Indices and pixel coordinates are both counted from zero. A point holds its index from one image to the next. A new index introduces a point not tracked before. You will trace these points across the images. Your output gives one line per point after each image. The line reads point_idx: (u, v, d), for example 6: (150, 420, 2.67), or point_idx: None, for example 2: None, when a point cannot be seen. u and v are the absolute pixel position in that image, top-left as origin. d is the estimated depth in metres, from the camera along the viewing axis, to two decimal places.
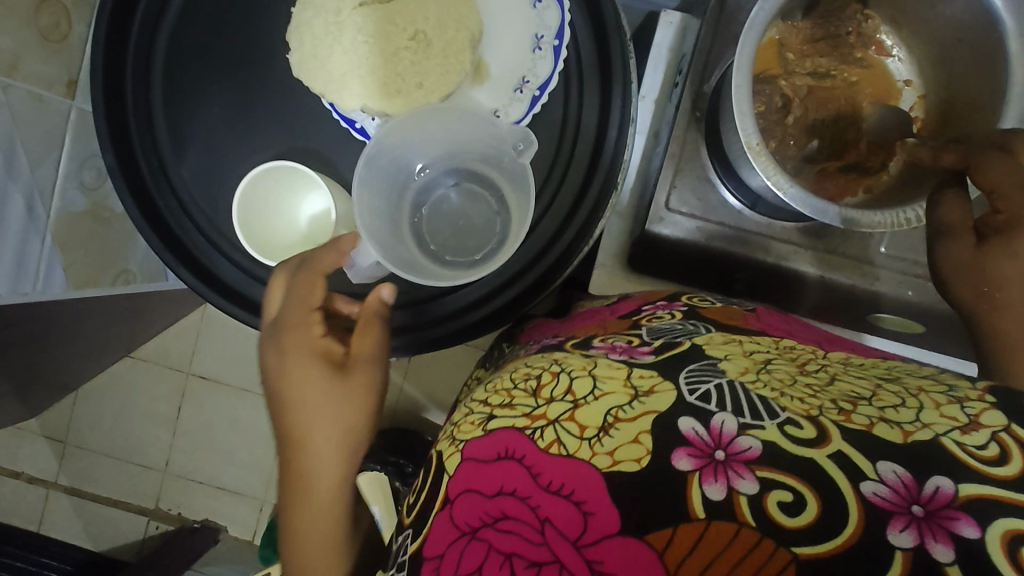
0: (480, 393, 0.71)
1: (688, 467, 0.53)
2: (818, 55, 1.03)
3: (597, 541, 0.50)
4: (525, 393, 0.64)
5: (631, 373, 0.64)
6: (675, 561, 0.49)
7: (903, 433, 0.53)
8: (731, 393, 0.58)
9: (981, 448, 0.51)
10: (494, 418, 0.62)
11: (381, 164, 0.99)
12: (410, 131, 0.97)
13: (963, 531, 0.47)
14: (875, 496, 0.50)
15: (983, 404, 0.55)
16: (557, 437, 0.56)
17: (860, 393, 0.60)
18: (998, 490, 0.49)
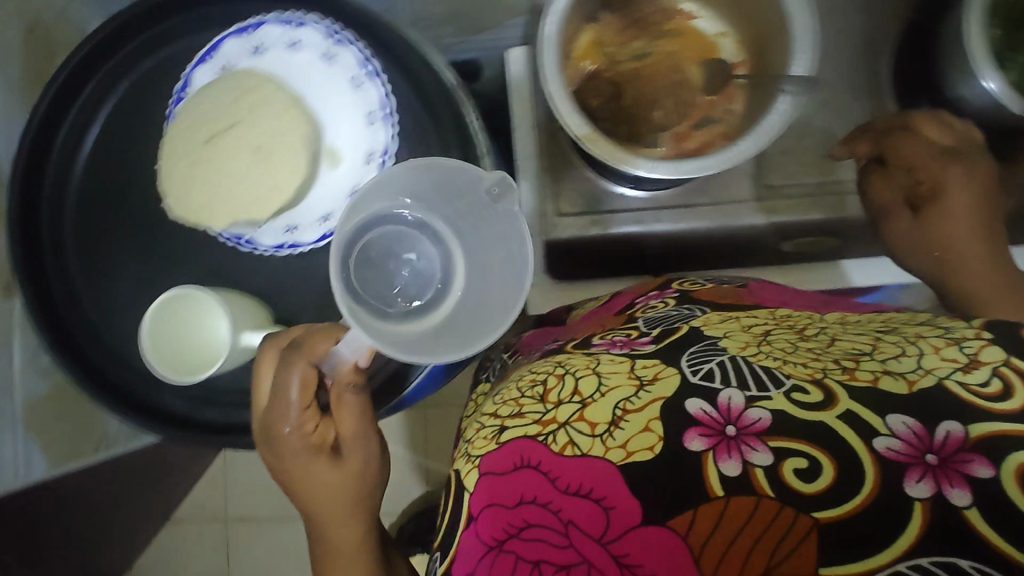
0: (490, 407, 0.70)
1: (700, 447, 0.52)
2: (633, 40, 0.99)
3: (621, 534, 0.50)
4: (533, 400, 0.62)
5: (635, 365, 0.63)
6: (700, 542, 0.49)
7: (908, 383, 0.53)
8: (735, 368, 0.57)
9: (986, 385, 0.51)
10: (504, 430, 0.61)
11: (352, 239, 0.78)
12: (378, 191, 0.77)
13: (977, 472, 0.47)
14: (887, 450, 0.49)
15: (981, 341, 0.55)
16: (571, 438, 0.56)
17: (862, 349, 0.59)
18: (1006, 424, 0.49)
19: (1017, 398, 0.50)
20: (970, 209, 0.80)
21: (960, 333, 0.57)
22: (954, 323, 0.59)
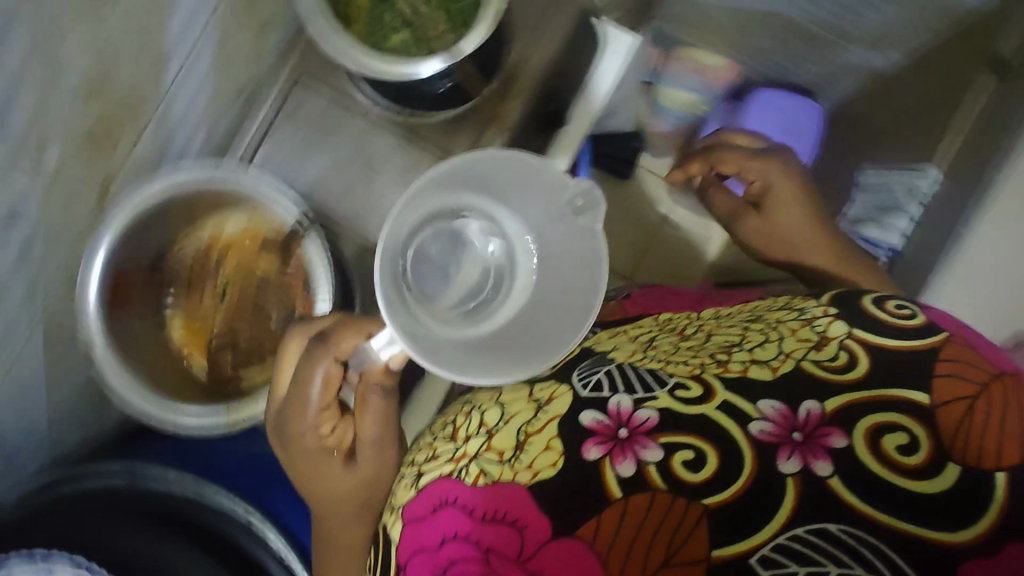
0: (409, 455, 0.73)
1: (597, 455, 0.57)
2: (203, 288, 0.90)
3: (538, 551, 0.54)
4: (444, 440, 0.66)
5: (534, 388, 0.67)
6: (608, 545, 0.53)
7: (772, 368, 0.60)
8: (623, 375, 0.64)
9: (834, 360, 0.59)
10: (422, 474, 0.64)
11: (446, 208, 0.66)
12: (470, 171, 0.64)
13: (834, 443, 0.54)
14: (761, 434, 0.56)
15: (829, 318, 0.63)
16: (480, 470, 0.60)
17: (733, 341, 0.66)
18: (856, 394, 0.56)
19: (859, 367, 0.58)
20: (800, 199, 0.94)
21: (812, 312, 0.65)
22: (806, 303, 0.67)
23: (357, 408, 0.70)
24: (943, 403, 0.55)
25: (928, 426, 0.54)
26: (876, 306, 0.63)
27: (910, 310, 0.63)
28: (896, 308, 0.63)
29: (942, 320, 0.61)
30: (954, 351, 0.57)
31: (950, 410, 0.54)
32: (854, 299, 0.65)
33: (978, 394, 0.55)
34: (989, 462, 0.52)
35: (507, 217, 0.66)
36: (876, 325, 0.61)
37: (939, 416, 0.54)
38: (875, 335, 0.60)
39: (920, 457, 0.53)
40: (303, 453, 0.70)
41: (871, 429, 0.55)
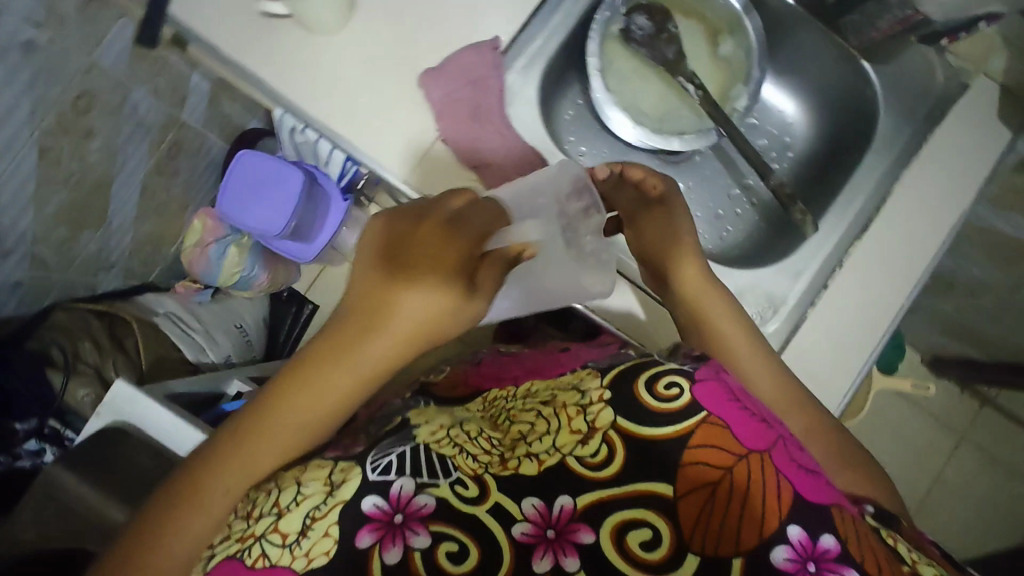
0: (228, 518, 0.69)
1: (371, 543, 0.54)
2: None
3: None
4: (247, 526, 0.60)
5: (336, 467, 0.60)
6: None
7: (536, 462, 0.59)
8: (414, 457, 0.60)
9: (592, 455, 0.59)
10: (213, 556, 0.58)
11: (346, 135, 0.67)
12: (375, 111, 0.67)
13: (585, 540, 0.54)
14: (521, 534, 0.55)
15: (600, 405, 0.63)
16: (264, 551, 0.56)
17: (523, 432, 0.64)
18: (606, 491, 0.56)
19: (614, 464, 0.58)
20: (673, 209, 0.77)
21: (590, 395, 0.64)
22: (590, 381, 0.67)
23: (426, 228, 0.55)
24: (683, 494, 0.56)
25: (671, 518, 0.54)
26: (648, 387, 0.63)
27: (678, 388, 0.63)
28: (665, 391, 0.63)
29: (706, 398, 0.62)
30: (704, 436, 0.58)
31: (692, 500, 0.55)
32: (631, 377, 0.65)
33: (724, 480, 0.56)
34: (729, 549, 0.53)
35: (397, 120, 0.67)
36: (655, 416, 0.61)
37: (677, 512, 0.55)
38: (635, 421, 0.61)
39: (663, 552, 0.53)
40: (422, 300, 0.55)
41: (618, 526, 0.55)
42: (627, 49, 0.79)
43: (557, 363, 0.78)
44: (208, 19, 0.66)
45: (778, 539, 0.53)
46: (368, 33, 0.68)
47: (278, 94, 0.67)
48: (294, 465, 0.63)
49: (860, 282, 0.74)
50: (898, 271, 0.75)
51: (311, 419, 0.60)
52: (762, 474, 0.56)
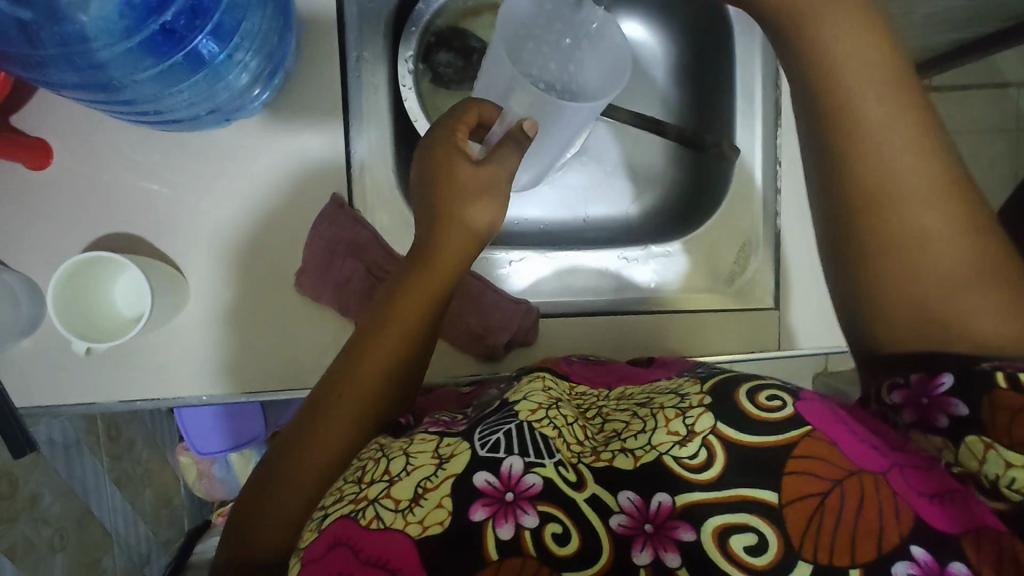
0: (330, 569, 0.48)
1: (484, 517, 0.40)
2: None
3: None
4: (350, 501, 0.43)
5: (441, 442, 0.45)
6: None
7: (633, 455, 0.43)
8: (525, 434, 0.43)
9: (692, 457, 0.42)
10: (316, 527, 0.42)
11: (249, 356, 0.60)
12: (251, 319, 0.60)
13: (685, 539, 0.40)
14: (618, 526, 0.40)
15: (700, 408, 0.44)
16: (378, 513, 0.40)
17: (617, 428, 0.46)
18: (717, 493, 0.40)
19: (714, 465, 0.41)
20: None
21: (688, 399, 0.45)
22: (692, 386, 0.47)
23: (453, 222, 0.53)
24: (789, 502, 0.39)
25: (777, 523, 0.39)
26: (750, 393, 0.45)
27: (780, 398, 0.44)
28: (766, 401, 0.44)
29: (810, 408, 0.43)
30: (805, 448, 0.41)
31: (801, 507, 0.39)
32: (733, 384, 0.46)
33: (829, 495, 0.39)
34: (843, 559, 0.38)
35: (269, 301, 0.60)
36: (758, 424, 0.43)
37: (786, 526, 0.39)
38: (740, 430, 0.42)
39: (773, 555, 0.38)
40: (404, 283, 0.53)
41: (721, 530, 0.39)
42: (454, 94, 0.69)
43: (609, 370, 0.58)
44: (61, 381, 0.58)
45: (890, 556, 0.37)
46: (215, 276, 0.59)
47: (180, 395, 0.59)
48: (398, 439, 0.47)
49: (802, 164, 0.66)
50: None
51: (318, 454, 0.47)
52: (878, 496, 0.39)
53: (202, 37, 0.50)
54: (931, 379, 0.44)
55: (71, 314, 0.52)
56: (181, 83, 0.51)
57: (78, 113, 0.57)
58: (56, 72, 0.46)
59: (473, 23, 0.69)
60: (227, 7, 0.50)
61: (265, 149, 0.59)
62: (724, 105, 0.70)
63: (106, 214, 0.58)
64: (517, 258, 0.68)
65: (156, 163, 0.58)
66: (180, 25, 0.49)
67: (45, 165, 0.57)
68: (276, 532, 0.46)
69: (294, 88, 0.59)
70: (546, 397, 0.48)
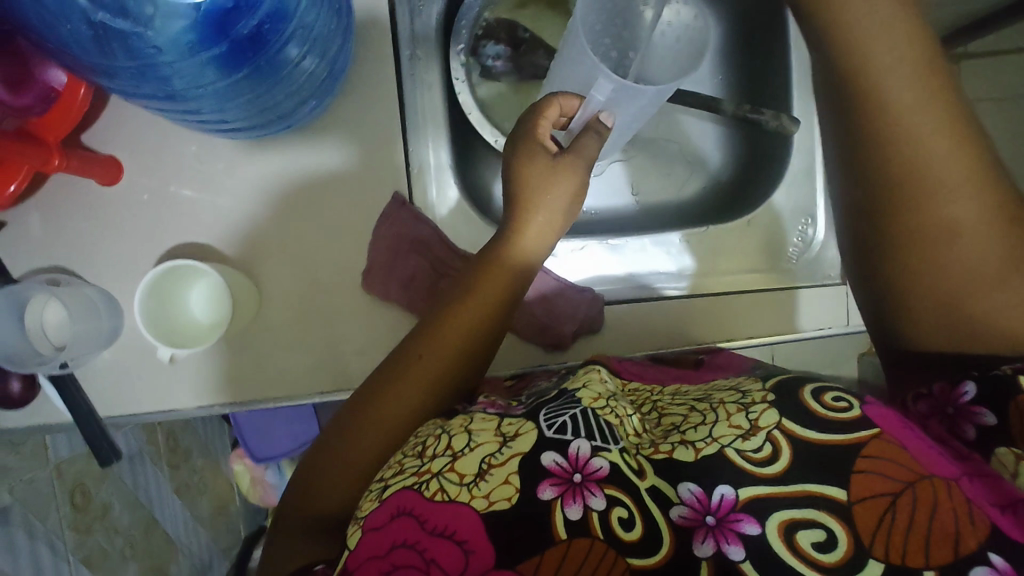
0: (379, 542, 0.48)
1: (552, 496, 0.39)
2: None
3: None
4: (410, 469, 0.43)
5: (502, 422, 0.45)
6: None
7: (694, 447, 0.42)
8: (591, 420, 0.43)
9: (756, 450, 0.41)
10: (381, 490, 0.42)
11: (316, 352, 0.60)
12: (318, 312, 0.60)
13: (750, 532, 0.38)
14: (678, 516, 0.39)
15: (764, 403, 0.43)
16: (442, 485, 0.40)
17: (675, 421, 0.46)
18: (779, 487, 0.39)
19: (780, 460, 0.40)
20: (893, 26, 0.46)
21: (750, 395, 0.44)
22: (753, 385, 0.46)
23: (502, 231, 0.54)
24: (862, 498, 0.37)
25: (845, 519, 0.37)
26: (815, 392, 0.43)
27: (846, 401, 0.42)
28: (834, 401, 0.42)
29: (878, 412, 0.42)
30: (874, 448, 0.39)
31: (869, 507, 0.37)
32: (798, 382, 0.45)
33: (899, 496, 0.37)
34: (916, 561, 0.35)
35: (327, 294, 0.60)
36: (831, 420, 0.41)
37: (854, 523, 0.37)
38: (806, 427, 0.41)
39: (841, 553, 0.36)
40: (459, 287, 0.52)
41: (787, 525, 0.38)
42: (502, 87, 0.69)
43: (661, 369, 0.58)
44: (136, 388, 0.60)
45: (967, 562, 0.35)
46: (283, 281, 0.60)
47: (253, 400, 0.60)
48: (457, 418, 0.47)
49: None
50: None
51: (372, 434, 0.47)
52: (948, 501, 0.37)
53: (267, 55, 0.51)
54: (953, 389, 0.44)
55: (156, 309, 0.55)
56: (244, 94, 0.53)
57: (147, 125, 0.59)
58: (123, 82, 0.47)
59: (519, 13, 0.68)
60: (298, 23, 0.51)
61: (323, 151, 0.60)
62: (778, 81, 0.69)
63: (175, 224, 0.59)
64: (578, 248, 0.67)
65: (219, 172, 0.59)
66: (255, 35, 0.50)
67: (117, 180, 0.58)
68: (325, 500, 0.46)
69: (350, 90, 0.60)
70: (603, 388, 0.48)
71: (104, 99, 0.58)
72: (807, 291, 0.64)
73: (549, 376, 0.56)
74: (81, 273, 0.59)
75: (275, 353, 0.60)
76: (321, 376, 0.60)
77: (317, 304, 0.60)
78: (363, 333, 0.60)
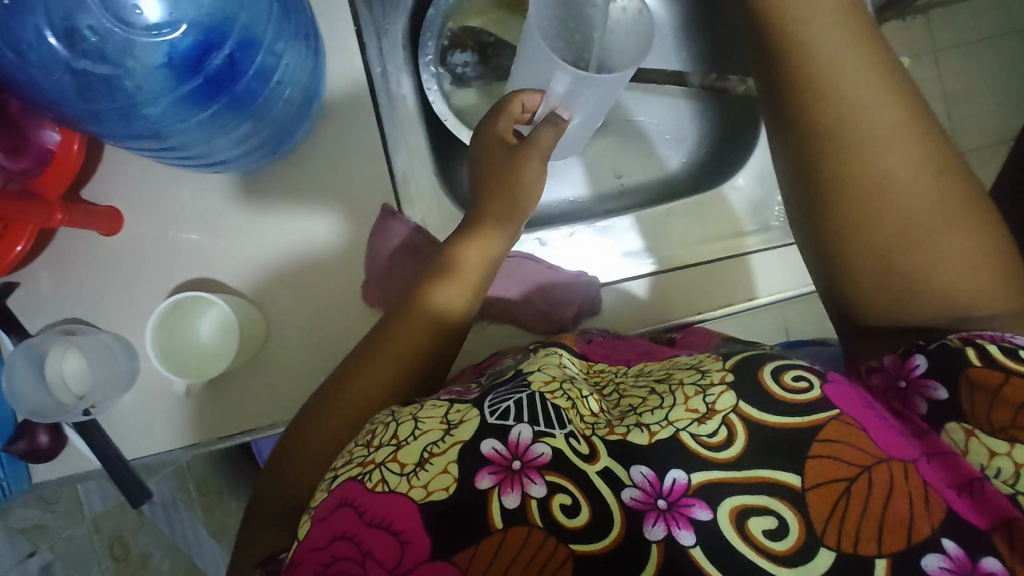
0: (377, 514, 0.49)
1: (490, 484, 0.40)
2: None
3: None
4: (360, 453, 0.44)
5: (450, 408, 0.45)
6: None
7: (649, 430, 0.42)
8: (536, 403, 0.43)
9: (711, 435, 0.41)
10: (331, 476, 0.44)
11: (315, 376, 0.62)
12: (311, 338, 0.62)
13: (699, 517, 0.38)
14: (631, 500, 0.39)
15: (722, 385, 0.43)
16: (384, 476, 0.41)
17: (632, 403, 0.45)
18: (732, 473, 0.39)
19: (736, 446, 0.40)
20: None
21: (709, 375, 0.44)
22: (712, 363, 0.46)
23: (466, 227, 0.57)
24: (814, 485, 0.38)
25: (796, 506, 0.38)
26: (775, 371, 0.43)
27: (807, 379, 0.43)
28: (792, 381, 0.42)
29: (838, 391, 0.42)
30: (834, 431, 0.40)
31: (823, 494, 0.38)
32: (760, 361, 0.45)
33: (855, 481, 0.38)
34: (868, 548, 0.36)
35: (317, 317, 0.62)
36: (784, 403, 0.41)
37: (808, 509, 0.38)
38: (762, 411, 0.41)
39: (791, 540, 0.37)
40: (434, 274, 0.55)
41: (738, 510, 0.38)
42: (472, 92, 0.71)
43: (632, 346, 0.58)
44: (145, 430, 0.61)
45: (919, 549, 0.36)
46: (287, 308, 0.62)
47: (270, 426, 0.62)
48: (411, 405, 0.48)
49: None
50: None
51: (347, 414, 0.49)
52: (905, 487, 0.38)
53: (242, 84, 0.54)
54: (904, 361, 0.43)
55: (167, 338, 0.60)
56: (226, 124, 0.55)
57: (142, 171, 0.61)
58: (111, 123, 0.50)
59: (480, 21, 0.71)
60: (267, 49, 0.54)
61: (305, 184, 0.62)
62: (741, 53, 0.70)
63: (177, 266, 0.61)
64: (567, 235, 0.67)
65: (213, 211, 0.61)
66: (229, 67, 0.53)
67: (117, 229, 0.60)
68: (296, 477, 0.49)
69: (331, 115, 0.61)
70: (561, 370, 0.48)
71: (98, 151, 0.61)
72: (757, 255, 0.65)
73: (514, 354, 0.56)
74: (93, 321, 0.61)
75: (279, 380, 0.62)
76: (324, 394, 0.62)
77: (312, 327, 0.62)
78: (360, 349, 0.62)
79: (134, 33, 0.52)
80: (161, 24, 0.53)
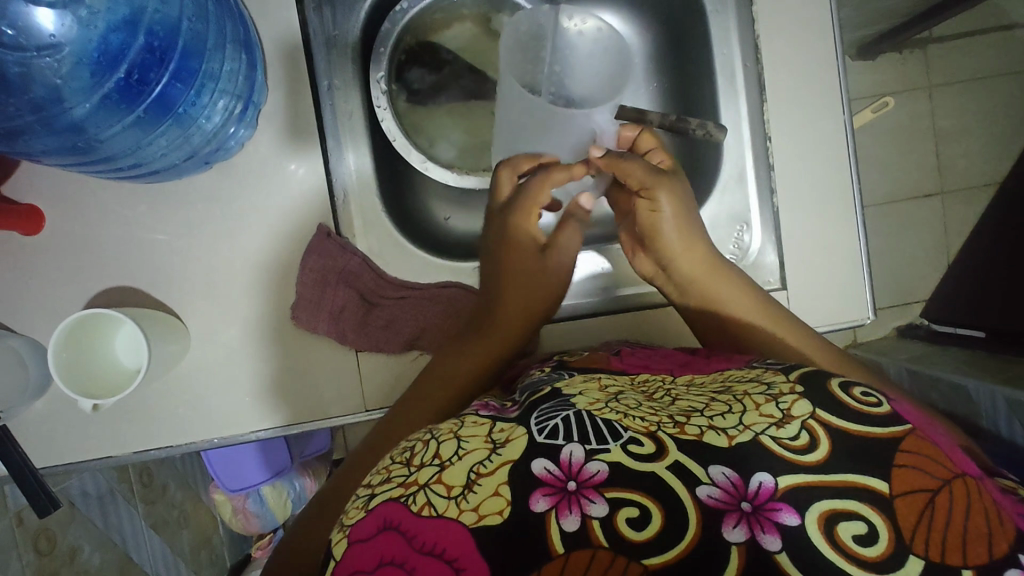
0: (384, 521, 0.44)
1: (546, 508, 0.35)
2: None
3: None
4: (400, 467, 0.40)
5: (494, 428, 0.41)
6: None
7: (726, 433, 0.38)
8: (586, 421, 0.40)
9: (792, 438, 0.38)
10: (370, 494, 0.39)
11: (228, 395, 0.60)
12: (219, 356, 0.60)
13: (788, 522, 0.35)
14: (707, 498, 0.35)
15: (793, 393, 0.40)
16: (429, 498, 0.36)
17: (694, 406, 0.42)
18: (822, 475, 0.36)
19: (818, 447, 0.37)
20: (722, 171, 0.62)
21: (776, 386, 0.42)
22: (775, 376, 0.43)
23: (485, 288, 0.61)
24: (901, 492, 0.35)
25: (885, 511, 0.34)
26: (843, 384, 0.41)
27: (875, 397, 0.40)
28: (862, 395, 0.40)
29: (903, 410, 0.40)
30: (911, 444, 0.37)
31: (911, 501, 0.34)
32: (823, 375, 0.42)
33: (939, 492, 0.35)
34: (953, 560, 0.33)
35: (227, 333, 0.60)
36: (859, 412, 0.39)
37: (897, 516, 0.34)
38: (842, 417, 0.38)
39: (882, 546, 0.33)
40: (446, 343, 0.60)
41: (827, 516, 0.35)
42: (431, 109, 0.70)
43: (669, 356, 0.54)
44: (61, 438, 0.59)
45: (1002, 563, 0.32)
46: (211, 318, 0.60)
47: (194, 441, 0.60)
48: (449, 423, 0.44)
49: (793, 138, 0.65)
50: (821, 113, 0.65)
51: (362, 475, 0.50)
52: (982, 501, 0.35)
53: (162, 83, 0.51)
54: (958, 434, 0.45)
55: (72, 363, 0.54)
56: (156, 132, 0.53)
57: (64, 174, 0.58)
58: (30, 139, 0.48)
59: (443, 35, 0.70)
60: (185, 50, 0.51)
61: (238, 192, 0.59)
62: (705, 85, 0.69)
63: (102, 270, 0.59)
64: None
65: (143, 215, 0.59)
66: (138, 76, 0.50)
67: (40, 229, 0.58)
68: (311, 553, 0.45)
69: (272, 120, 0.59)
70: (602, 394, 0.44)
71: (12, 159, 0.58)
72: None
73: (542, 368, 0.54)
74: (8, 325, 0.59)
75: (194, 394, 0.60)
76: (242, 410, 0.60)
77: (229, 345, 0.60)
78: (276, 370, 0.60)
79: (21, 54, 0.49)
80: (46, 43, 0.49)
